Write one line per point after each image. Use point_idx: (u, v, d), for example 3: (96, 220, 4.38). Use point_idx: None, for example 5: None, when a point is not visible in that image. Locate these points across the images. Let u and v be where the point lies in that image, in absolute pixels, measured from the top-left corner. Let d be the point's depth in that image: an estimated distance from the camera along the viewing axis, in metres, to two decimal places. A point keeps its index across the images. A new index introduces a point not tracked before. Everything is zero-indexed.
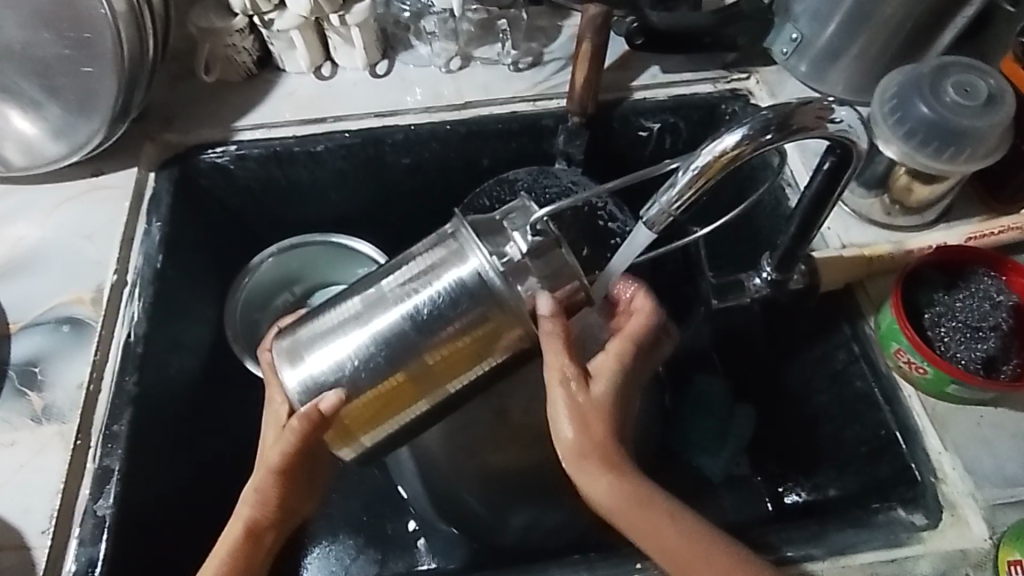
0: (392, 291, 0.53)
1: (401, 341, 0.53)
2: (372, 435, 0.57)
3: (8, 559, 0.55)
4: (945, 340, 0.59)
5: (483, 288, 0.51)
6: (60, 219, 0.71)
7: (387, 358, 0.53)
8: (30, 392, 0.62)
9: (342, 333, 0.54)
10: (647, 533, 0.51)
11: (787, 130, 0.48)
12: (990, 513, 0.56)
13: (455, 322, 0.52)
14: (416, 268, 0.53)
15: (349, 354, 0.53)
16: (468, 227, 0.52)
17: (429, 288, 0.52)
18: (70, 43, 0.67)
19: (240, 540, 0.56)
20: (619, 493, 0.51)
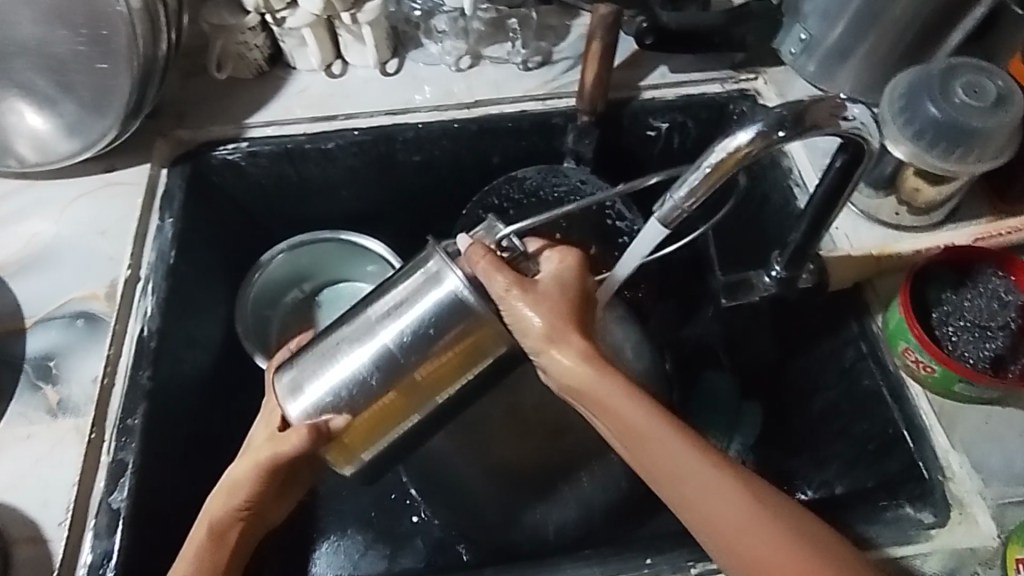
0: (377, 318, 0.54)
1: (392, 366, 0.54)
2: (371, 448, 0.57)
3: (26, 552, 0.55)
4: (953, 339, 0.60)
5: (464, 309, 0.52)
6: (74, 215, 0.72)
7: (381, 381, 0.54)
8: (46, 386, 0.62)
9: (334, 364, 0.54)
10: (657, 453, 0.49)
11: (802, 126, 0.48)
12: (998, 510, 0.56)
13: (440, 341, 0.53)
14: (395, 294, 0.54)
15: (345, 384, 0.54)
16: (442, 252, 0.53)
17: (412, 312, 0.53)
18: (85, 40, 0.67)
19: (207, 537, 0.56)
20: (643, 417, 0.49)
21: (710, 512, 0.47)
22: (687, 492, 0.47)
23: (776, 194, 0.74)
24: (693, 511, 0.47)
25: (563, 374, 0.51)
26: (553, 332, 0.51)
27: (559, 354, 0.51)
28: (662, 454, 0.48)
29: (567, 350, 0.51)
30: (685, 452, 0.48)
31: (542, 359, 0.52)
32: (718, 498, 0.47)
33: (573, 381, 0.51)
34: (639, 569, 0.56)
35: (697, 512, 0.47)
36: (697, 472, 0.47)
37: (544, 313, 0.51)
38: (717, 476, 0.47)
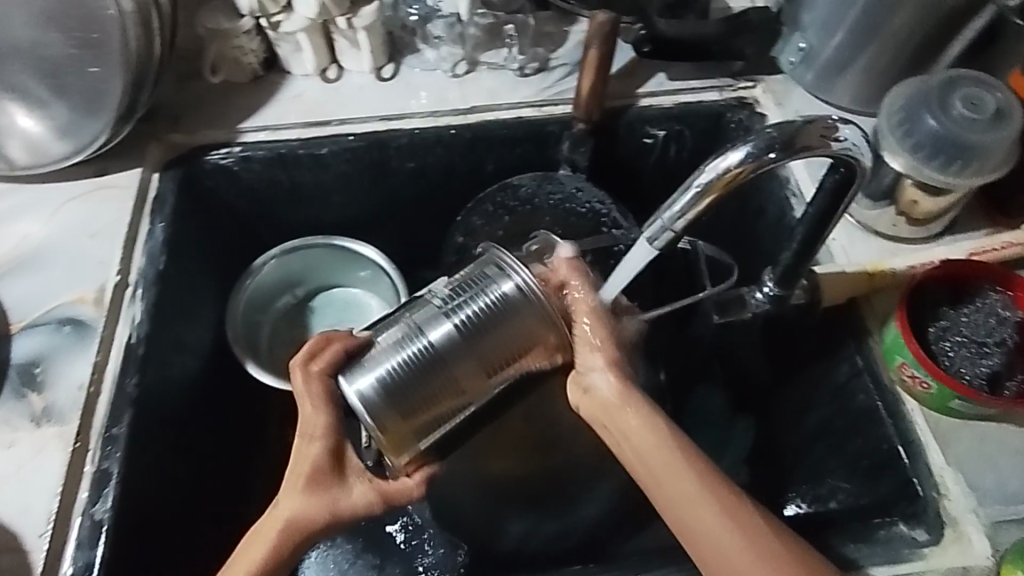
0: (438, 303, 0.52)
1: (453, 354, 0.51)
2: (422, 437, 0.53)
3: (6, 562, 0.55)
4: (950, 355, 0.59)
5: (527, 297, 0.51)
6: (63, 218, 0.71)
7: (440, 364, 0.51)
8: (31, 393, 0.61)
9: (390, 350, 0.52)
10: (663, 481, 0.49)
11: (792, 149, 0.48)
12: (992, 530, 0.55)
13: (505, 334, 0.51)
14: (459, 281, 0.53)
15: (403, 371, 0.51)
16: (502, 248, 0.53)
17: (477, 297, 0.51)
18: (78, 43, 0.66)
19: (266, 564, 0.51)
20: (653, 446, 0.50)
21: (715, 549, 0.47)
22: (694, 527, 0.48)
23: (773, 206, 0.74)
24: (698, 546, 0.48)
25: (597, 396, 0.53)
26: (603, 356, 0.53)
27: (601, 377, 0.53)
28: (664, 481, 0.49)
29: (606, 374, 0.53)
30: (697, 487, 0.48)
31: (585, 380, 0.53)
32: (725, 536, 0.47)
33: (605, 404, 0.52)
34: None
35: (701, 548, 0.48)
36: (707, 509, 0.48)
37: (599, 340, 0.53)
38: (726, 516, 0.48)
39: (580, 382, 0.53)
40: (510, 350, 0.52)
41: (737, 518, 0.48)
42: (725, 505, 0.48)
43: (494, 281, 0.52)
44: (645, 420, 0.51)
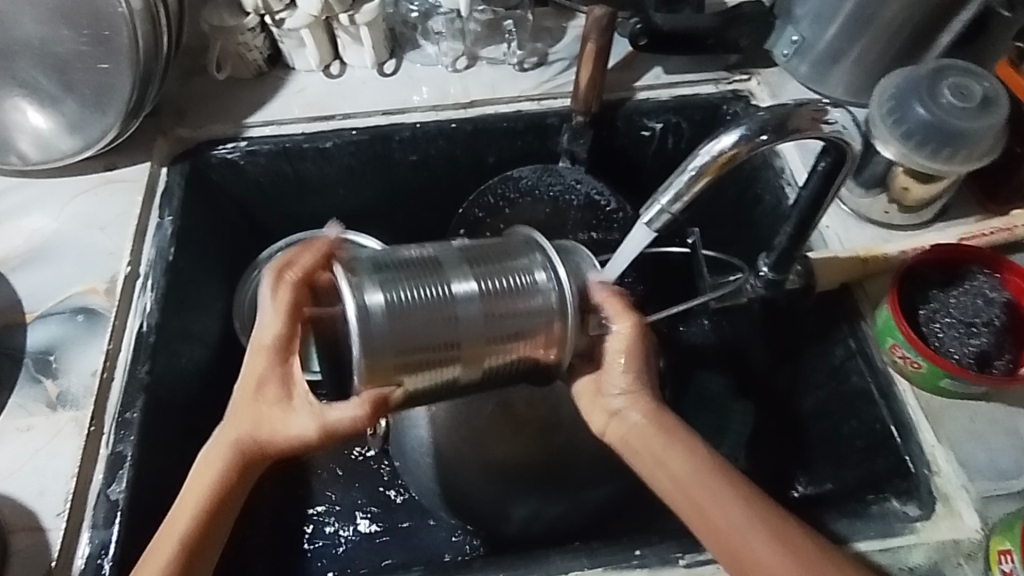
0: (468, 254, 0.54)
1: (463, 308, 0.51)
2: (406, 380, 0.52)
3: (24, 541, 0.56)
4: (940, 336, 0.61)
5: (553, 284, 0.53)
6: (74, 211, 0.73)
7: (446, 307, 0.51)
8: (46, 379, 0.63)
9: (409, 282, 0.51)
10: (701, 511, 0.51)
11: (783, 131, 0.49)
12: (982, 504, 0.57)
13: (518, 312, 0.52)
14: (493, 244, 0.55)
15: (416, 307, 0.51)
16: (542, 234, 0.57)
17: (507, 262, 0.54)
18: (87, 40, 0.68)
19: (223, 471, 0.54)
20: (690, 476, 0.52)
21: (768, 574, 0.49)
22: (745, 551, 0.49)
23: (768, 194, 0.75)
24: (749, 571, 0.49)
25: (628, 425, 0.56)
26: (626, 385, 0.56)
27: (629, 407, 0.56)
28: (705, 509, 0.51)
29: (636, 405, 0.56)
30: (744, 511, 0.50)
31: (609, 404, 0.57)
32: (778, 558, 0.49)
33: (636, 432, 0.55)
34: (627, 560, 0.56)
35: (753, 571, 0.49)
36: (757, 532, 0.50)
37: (621, 371, 0.56)
38: (768, 537, 0.49)
39: (610, 413, 0.57)
40: (516, 323, 0.52)
41: (782, 538, 0.49)
42: (774, 528, 0.50)
43: (526, 257, 0.54)
44: (682, 445, 0.54)
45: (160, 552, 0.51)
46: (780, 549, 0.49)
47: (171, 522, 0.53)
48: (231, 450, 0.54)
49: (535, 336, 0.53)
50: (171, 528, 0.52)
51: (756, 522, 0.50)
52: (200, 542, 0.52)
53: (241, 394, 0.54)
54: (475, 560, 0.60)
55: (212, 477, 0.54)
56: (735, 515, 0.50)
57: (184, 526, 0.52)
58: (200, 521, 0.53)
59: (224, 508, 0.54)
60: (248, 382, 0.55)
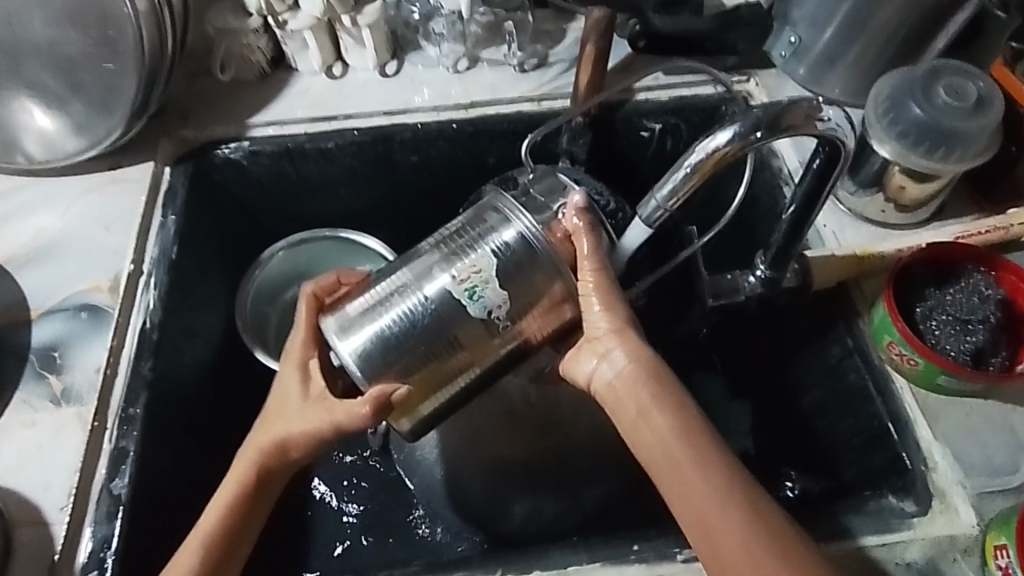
0: (437, 258, 0.55)
1: (454, 306, 0.54)
2: (429, 403, 0.57)
3: (28, 534, 0.57)
4: (935, 333, 0.61)
5: (527, 249, 0.54)
6: (80, 210, 0.73)
7: (437, 317, 0.54)
8: (50, 375, 0.64)
9: (394, 299, 0.55)
10: (672, 473, 0.52)
11: (777, 128, 0.50)
12: (978, 500, 0.57)
13: (507, 283, 0.54)
14: (456, 235, 0.56)
15: (408, 323, 0.54)
16: (503, 199, 0.57)
17: (475, 248, 0.55)
18: (93, 40, 0.69)
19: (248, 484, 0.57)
20: (669, 439, 0.52)
21: (733, 549, 0.48)
22: (713, 525, 0.49)
23: (766, 194, 0.76)
24: (715, 543, 0.49)
25: (614, 376, 0.55)
26: (610, 327, 0.55)
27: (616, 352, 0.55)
28: (679, 472, 0.51)
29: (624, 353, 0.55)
30: (721, 482, 0.50)
31: (601, 351, 0.56)
32: (751, 537, 0.48)
33: (622, 380, 0.55)
34: (626, 555, 0.57)
35: (717, 542, 0.49)
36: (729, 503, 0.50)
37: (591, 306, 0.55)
38: (741, 505, 0.50)
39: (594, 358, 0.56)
40: (512, 304, 0.54)
41: (761, 515, 0.49)
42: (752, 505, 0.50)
43: (493, 234, 0.55)
44: (664, 410, 0.53)
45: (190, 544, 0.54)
46: (750, 523, 0.49)
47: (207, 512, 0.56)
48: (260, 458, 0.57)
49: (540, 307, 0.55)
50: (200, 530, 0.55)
51: (731, 495, 0.50)
52: (227, 545, 0.55)
53: (287, 430, 0.57)
54: (474, 556, 0.61)
55: (242, 488, 0.57)
56: (712, 485, 0.50)
57: (211, 527, 0.55)
58: (228, 524, 0.55)
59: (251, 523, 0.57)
60: (295, 422, 0.57)
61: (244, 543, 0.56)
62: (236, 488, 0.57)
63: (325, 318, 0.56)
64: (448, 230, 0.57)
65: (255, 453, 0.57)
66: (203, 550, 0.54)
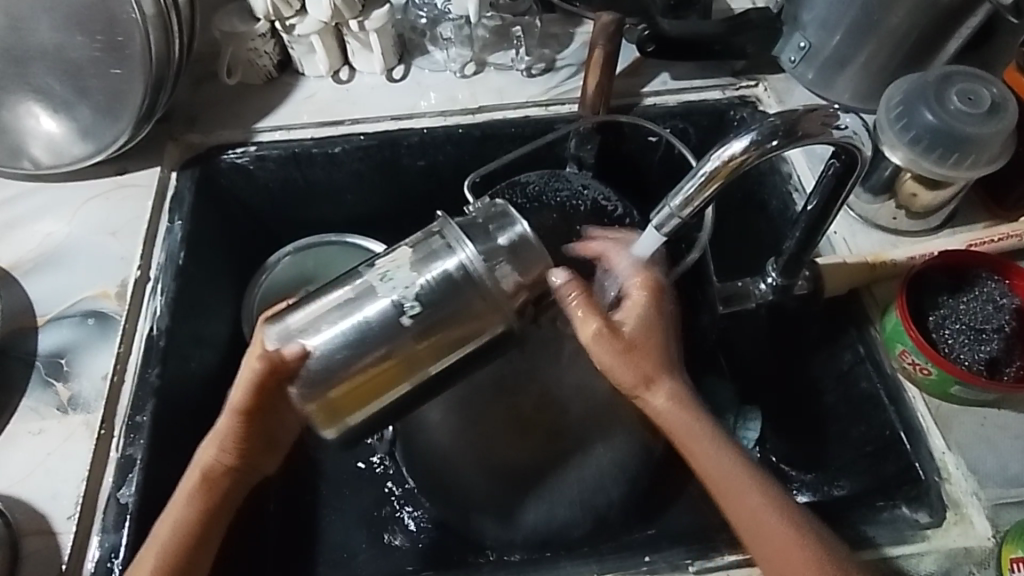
0: (379, 281, 0.55)
1: (388, 331, 0.53)
2: (358, 416, 0.56)
3: (35, 543, 0.56)
4: (949, 342, 0.61)
5: (468, 279, 0.53)
6: (86, 216, 0.73)
7: (372, 339, 0.53)
8: (57, 382, 0.64)
9: (331, 319, 0.54)
10: (735, 505, 0.54)
11: (793, 136, 0.49)
12: (993, 511, 0.57)
13: (442, 310, 0.54)
14: (401, 259, 0.55)
15: (341, 345, 0.53)
16: (454, 226, 0.55)
17: (416, 275, 0.54)
18: (100, 45, 0.69)
19: (200, 485, 0.57)
20: (727, 474, 0.55)
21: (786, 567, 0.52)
22: (781, 552, 0.52)
23: (775, 200, 0.75)
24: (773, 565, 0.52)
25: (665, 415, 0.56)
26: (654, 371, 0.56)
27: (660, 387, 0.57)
28: (742, 505, 0.54)
29: (660, 388, 0.56)
30: (780, 513, 0.53)
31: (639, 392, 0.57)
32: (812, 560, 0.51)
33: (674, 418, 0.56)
34: (637, 566, 0.57)
35: (777, 563, 0.52)
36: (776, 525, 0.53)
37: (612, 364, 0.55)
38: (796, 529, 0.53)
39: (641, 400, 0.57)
40: (443, 325, 0.54)
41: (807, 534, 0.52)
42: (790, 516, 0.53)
43: (437, 262, 0.54)
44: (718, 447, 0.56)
45: (148, 551, 0.54)
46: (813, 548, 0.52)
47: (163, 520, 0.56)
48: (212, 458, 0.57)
49: (468, 332, 0.55)
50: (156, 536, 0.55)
51: (789, 524, 0.53)
52: (192, 545, 0.55)
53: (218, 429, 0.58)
54: (484, 565, 0.60)
55: (191, 487, 0.57)
56: (770, 517, 0.53)
57: (169, 531, 0.55)
58: (180, 530, 0.55)
59: (204, 531, 0.56)
60: (222, 418, 0.58)
61: (209, 542, 0.56)
62: (190, 488, 0.57)
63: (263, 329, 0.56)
64: (396, 252, 0.56)
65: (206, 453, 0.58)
66: (163, 551, 0.54)
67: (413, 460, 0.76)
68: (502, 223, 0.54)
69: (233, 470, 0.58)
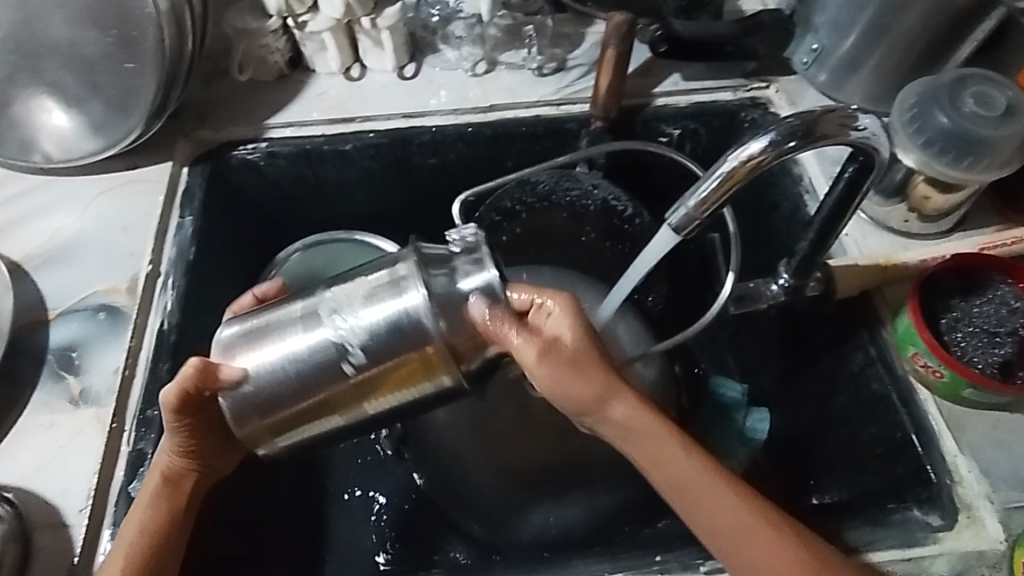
0: (329, 307, 0.51)
1: (324, 367, 0.50)
2: (288, 437, 0.53)
3: (47, 536, 0.56)
4: (961, 345, 0.61)
5: (415, 325, 0.49)
6: (97, 210, 0.73)
7: (305, 369, 0.50)
8: (68, 376, 0.64)
9: (274, 339, 0.51)
10: (701, 513, 0.50)
11: (811, 137, 0.50)
12: (1005, 514, 0.57)
13: (384, 354, 0.50)
14: (357, 288, 0.51)
15: (276, 373, 0.50)
16: (416, 261, 0.51)
17: (365, 313, 0.50)
18: (113, 40, 0.69)
19: (160, 488, 0.56)
20: (692, 477, 0.51)
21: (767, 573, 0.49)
22: (751, 558, 0.50)
23: (786, 201, 0.75)
24: (749, 571, 0.50)
25: (620, 424, 0.51)
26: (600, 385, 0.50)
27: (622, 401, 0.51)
28: (709, 511, 0.50)
29: (620, 401, 0.50)
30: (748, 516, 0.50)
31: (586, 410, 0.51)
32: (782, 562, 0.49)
33: (632, 426, 0.51)
34: (648, 565, 0.57)
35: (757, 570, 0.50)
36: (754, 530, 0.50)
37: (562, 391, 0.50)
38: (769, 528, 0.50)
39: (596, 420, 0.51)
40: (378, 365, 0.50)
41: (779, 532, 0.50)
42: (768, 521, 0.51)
43: (388, 301, 0.50)
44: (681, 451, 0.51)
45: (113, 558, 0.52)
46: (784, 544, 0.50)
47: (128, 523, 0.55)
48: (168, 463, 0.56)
49: (407, 367, 0.50)
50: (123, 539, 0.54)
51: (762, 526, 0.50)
52: (157, 551, 0.53)
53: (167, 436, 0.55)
54: (495, 563, 0.60)
55: (152, 491, 0.56)
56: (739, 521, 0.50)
57: (134, 535, 0.54)
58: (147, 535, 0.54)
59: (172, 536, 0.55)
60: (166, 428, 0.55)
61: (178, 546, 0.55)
62: (150, 493, 0.56)
63: (218, 328, 0.53)
64: (357, 276, 0.52)
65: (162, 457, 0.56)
66: (126, 559, 0.52)
67: (421, 458, 0.76)
68: (472, 267, 0.50)
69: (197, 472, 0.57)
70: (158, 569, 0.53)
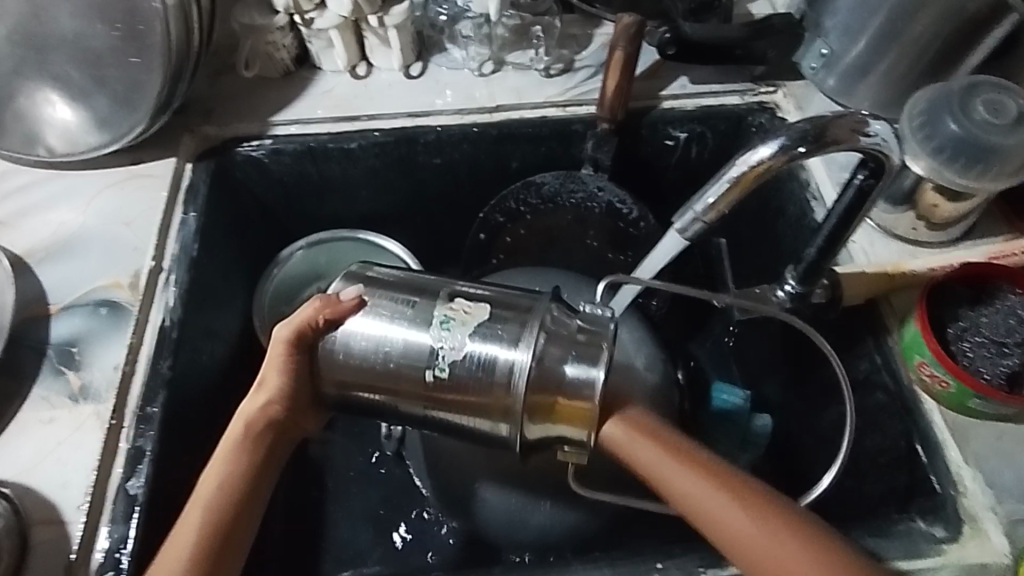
0: (443, 319, 0.53)
1: (399, 365, 0.53)
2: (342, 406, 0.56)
3: (43, 532, 0.56)
4: (968, 355, 0.60)
5: (498, 372, 0.51)
6: (101, 205, 0.73)
7: (383, 365, 0.53)
8: (69, 372, 0.63)
9: (379, 327, 0.54)
10: None
11: (822, 142, 0.50)
12: (1010, 527, 0.56)
13: (455, 374, 0.52)
14: (479, 314, 0.53)
15: (361, 354, 0.53)
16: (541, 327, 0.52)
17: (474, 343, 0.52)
18: (120, 34, 0.69)
19: (240, 441, 0.54)
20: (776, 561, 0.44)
21: None
22: None
23: (793, 207, 0.75)
24: None
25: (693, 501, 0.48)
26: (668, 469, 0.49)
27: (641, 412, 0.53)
28: None
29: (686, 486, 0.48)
30: None
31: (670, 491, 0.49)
32: None
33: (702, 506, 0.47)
34: (649, 572, 0.56)
35: None
36: None
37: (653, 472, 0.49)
38: None
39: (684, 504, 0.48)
40: (452, 381, 0.52)
41: None
42: None
43: (498, 348, 0.51)
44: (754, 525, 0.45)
45: (187, 519, 0.50)
46: None
47: (207, 471, 0.53)
48: (256, 409, 0.54)
49: (467, 391, 0.52)
50: (204, 486, 0.52)
51: None
52: (232, 521, 0.50)
53: (266, 380, 0.55)
54: (494, 567, 0.60)
55: (234, 441, 0.54)
56: None
57: (213, 491, 0.51)
58: (223, 488, 0.51)
59: (250, 500, 0.52)
60: (268, 366, 0.55)
61: (253, 511, 0.52)
62: (235, 440, 0.54)
63: (340, 281, 0.57)
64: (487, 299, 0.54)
65: (259, 402, 0.54)
66: (200, 520, 0.49)
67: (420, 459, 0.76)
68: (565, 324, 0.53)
69: (280, 428, 0.55)
70: (231, 529, 0.50)
